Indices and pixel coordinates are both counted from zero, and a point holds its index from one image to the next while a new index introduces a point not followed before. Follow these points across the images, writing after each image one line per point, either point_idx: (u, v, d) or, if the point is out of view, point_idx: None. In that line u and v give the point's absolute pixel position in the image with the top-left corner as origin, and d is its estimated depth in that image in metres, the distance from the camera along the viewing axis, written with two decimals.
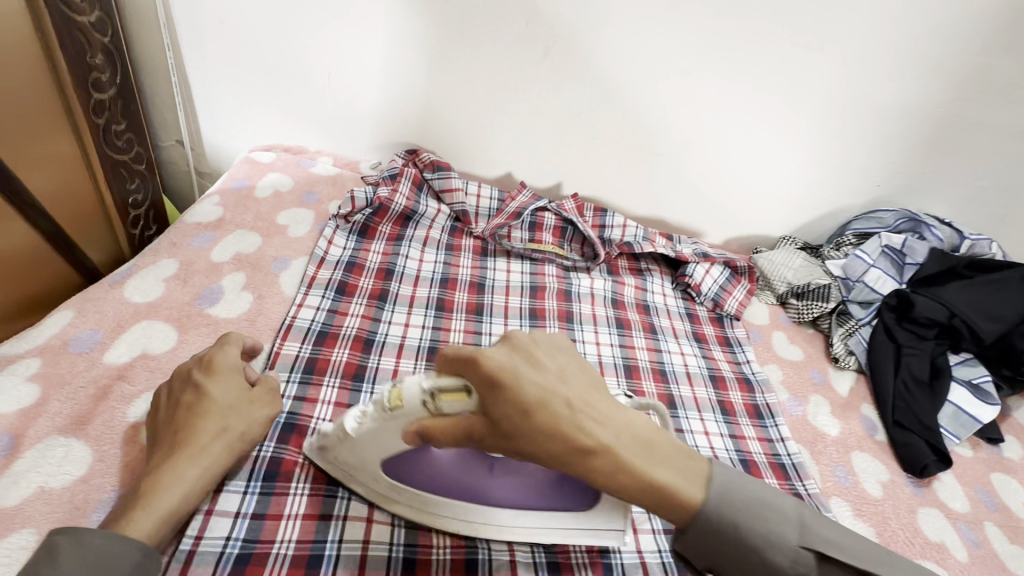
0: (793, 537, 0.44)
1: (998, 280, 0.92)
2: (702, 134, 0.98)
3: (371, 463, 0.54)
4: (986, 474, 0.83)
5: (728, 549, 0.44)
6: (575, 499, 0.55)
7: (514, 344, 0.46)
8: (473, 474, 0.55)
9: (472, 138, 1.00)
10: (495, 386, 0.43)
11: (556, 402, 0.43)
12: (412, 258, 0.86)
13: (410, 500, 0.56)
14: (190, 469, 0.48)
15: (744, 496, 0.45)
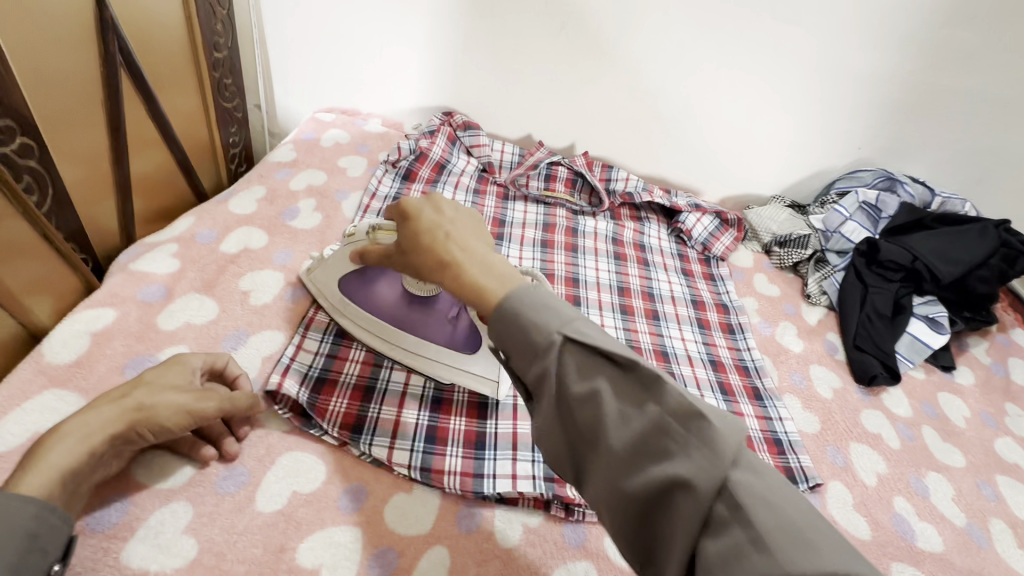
0: (555, 323, 0.43)
1: (959, 231, 1.04)
2: (700, 99, 1.12)
3: (333, 285, 0.72)
4: (933, 392, 0.95)
5: (508, 332, 0.45)
6: (467, 341, 0.68)
7: (432, 198, 0.56)
8: (399, 306, 0.69)
9: (499, 103, 1.18)
10: (402, 215, 0.55)
11: (437, 231, 0.52)
12: (445, 197, 1.05)
13: (350, 315, 0.71)
14: (70, 431, 0.48)
15: (530, 296, 0.46)
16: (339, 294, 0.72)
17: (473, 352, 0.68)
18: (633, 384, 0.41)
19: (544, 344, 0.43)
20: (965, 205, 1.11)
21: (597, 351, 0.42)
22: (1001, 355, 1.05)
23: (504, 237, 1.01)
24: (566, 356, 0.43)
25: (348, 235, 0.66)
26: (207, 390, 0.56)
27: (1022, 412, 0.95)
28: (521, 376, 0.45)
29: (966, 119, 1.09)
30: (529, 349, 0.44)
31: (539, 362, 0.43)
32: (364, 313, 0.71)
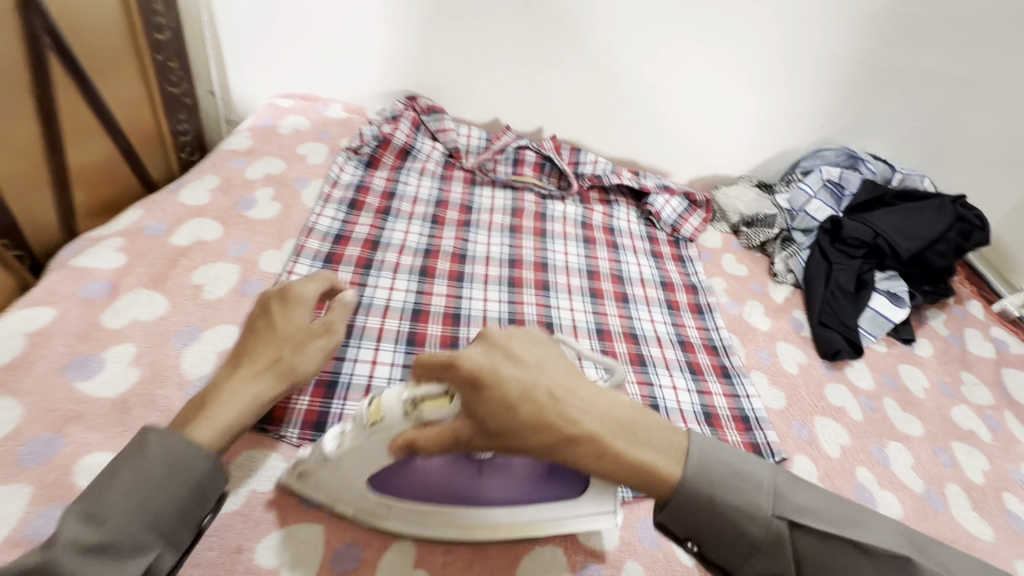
0: (767, 506, 0.46)
1: (917, 208, 1.07)
2: (667, 80, 1.11)
3: (356, 487, 0.55)
4: (894, 364, 0.98)
5: (712, 526, 0.46)
6: (561, 488, 0.57)
7: (489, 347, 0.46)
8: (462, 473, 0.57)
9: (464, 86, 1.15)
10: (475, 384, 0.44)
11: (538, 394, 0.45)
12: (411, 183, 1.03)
13: (400, 514, 0.56)
14: (231, 397, 0.54)
15: (721, 466, 0.47)
16: (373, 495, 0.56)
17: (580, 494, 0.57)
18: (866, 561, 0.45)
19: (761, 532, 0.46)
20: (923, 180, 1.14)
21: (821, 532, 0.45)
22: (958, 327, 1.08)
23: (471, 223, 0.99)
24: (795, 542, 0.46)
25: (371, 420, 0.51)
26: (328, 328, 0.62)
27: (977, 380, 0.99)
28: (745, 566, 0.47)
29: (924, 97, 1.11)
30: (748, 543, 0.46)
31: (762, 554, 0.46)
32: (416, 501, 0.57)
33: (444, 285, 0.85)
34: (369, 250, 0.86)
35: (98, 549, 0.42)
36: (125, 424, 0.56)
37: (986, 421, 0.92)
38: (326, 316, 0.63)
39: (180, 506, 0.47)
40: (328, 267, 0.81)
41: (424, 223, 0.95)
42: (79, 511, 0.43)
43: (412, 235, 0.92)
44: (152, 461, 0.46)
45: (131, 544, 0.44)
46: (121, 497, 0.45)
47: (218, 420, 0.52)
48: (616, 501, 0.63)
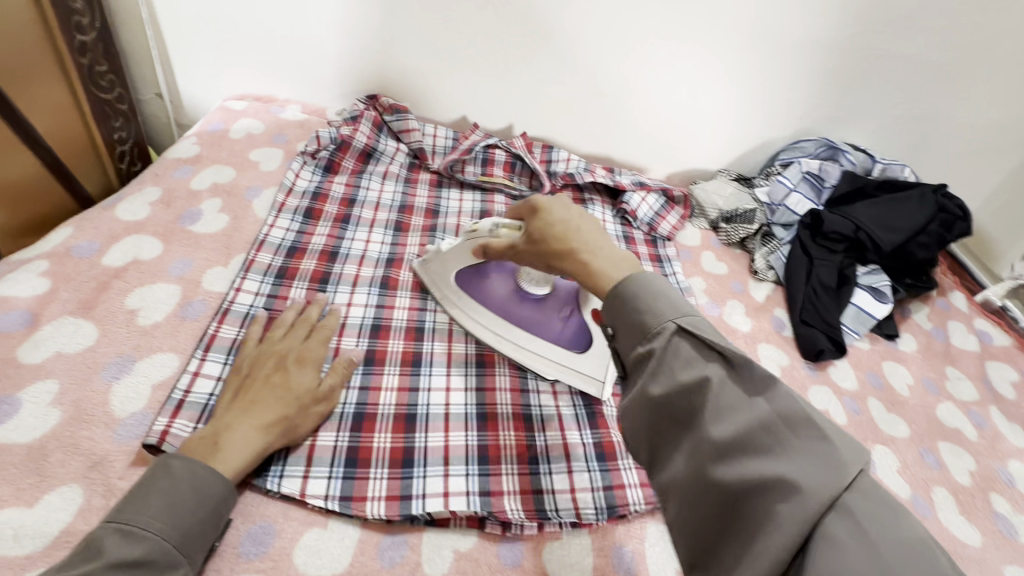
0: (671, 313, 0.44)
1: (898, 199, 1.04)
2: (639, 72, 1.07)
3: (446, 277, 0.76)
4: (878, 362, 0.95)
5: (617, 308, 0.47)
6: (579, 341, 0.72)
7: (561, 196, 0.58)
8: (511, 301, 0.74)
9: (428, 83, 1.09)
10: (535, 210, 0.58)
11: (567, 230, 0.54)
12: (373, 188, 0.97)
13: (460, 307, 0.76)
14: (240, 446, 0.54)
15: (651, 282, 0.46)
16: (452, 287, 0.76)
17: (581, 351, 0.72)
18: (738, 382, 0.41)
19: (654, 326, 0.44)
20: (904, 171, 1.10)
21: (706, 342, 0.42)
22: (942, 320, 1.06)
23: (437, 229, 0.94)
24: (675, 344, 0.43)
25: (471, 230, 0.68)
26: (329, 392, 0.62)
27: (962, 375, 0.97)
28: (626, 352, 0.46)
29: (903, 84, 1.07)
30: (638, 328, 0.45)
31: (645, 343, 0.44)
32: (478, 305, 0.75)
33: (407, 297, 0.80)
34: (325, 262, 0.81)
35: (134, 562, 0.44)
36: (40, 474, 0.51)
37: (971, 418, 0.90)
38: (330, 378, 0.63)
39: (206, 521, 0.49)
40: (279, 283, 0.75)
41: (386, 231, 0.90)
42: (114, 528, 0.45)
43: (373, 245, 0.86)
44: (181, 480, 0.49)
45: (163, 560, 0.45)
46: (154, 514, 0.47)
47: (226, 468, 0.52)
48: (589, 527, 0.60)
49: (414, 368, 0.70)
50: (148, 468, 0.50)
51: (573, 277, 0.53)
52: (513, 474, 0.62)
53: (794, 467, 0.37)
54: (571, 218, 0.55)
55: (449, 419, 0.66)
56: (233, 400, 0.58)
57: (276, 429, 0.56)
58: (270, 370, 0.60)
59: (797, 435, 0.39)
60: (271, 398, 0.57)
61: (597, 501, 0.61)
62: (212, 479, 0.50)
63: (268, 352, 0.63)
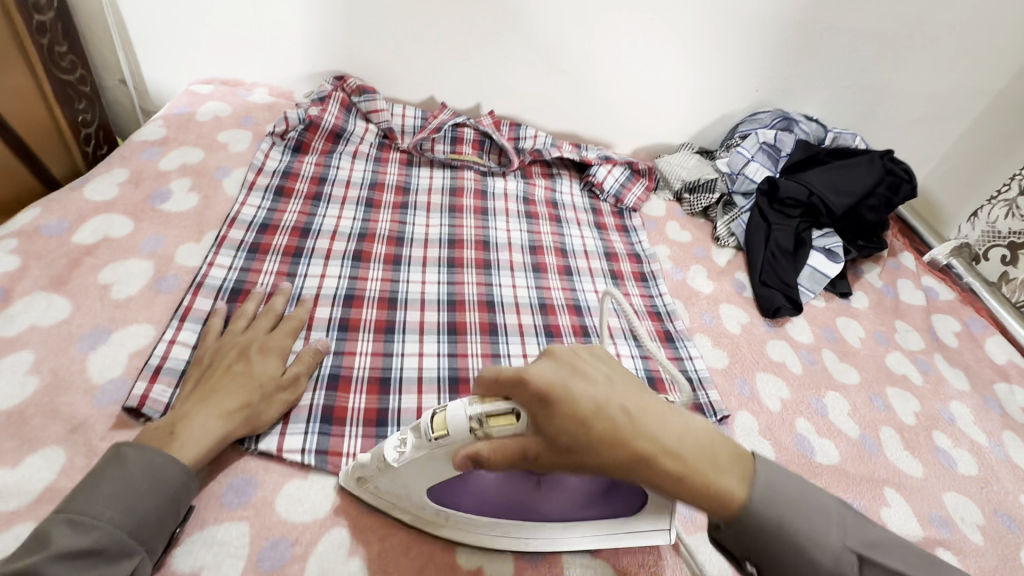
0: (837, 537, 0.44)
1: (848, 165, 1.10)
2: (600, 49, 1.10)
3: (415, 495, 0.53)
4: (832, 318, 1.01)
5: (779, 549, 0.44)
6: (621, 503, 0.55)
7: (562, 360, 0.46)
8: (523, 490, 0.55)
9: (395, 64, 1.11)
10: (543, 400, 0.43)
11: (611, 411, 0.44)
12: (343, 167, 0.99)
13: (457, 525, 0.55)
14: (199, 432, 0.54)
15: (786, 495, 0.45)
16: (431, 504, 0.54)
17: (633, 515, 0.55)
18: None
19: (829, 562, 0.43)
20: (855, 139, 1.16)
21: (886, 566, 0.43)
22: (892, 279, 1.12)
23: (409, 206, 0.96)
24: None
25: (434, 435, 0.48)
26: (294, 379, 0.63)
27: (909, 327, 1.03)
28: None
29: (851, 55, 1.13)
30: (810, 571, 0.43)
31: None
32: (478, 514, 0.55)
33: (379, 269, 0.82)
34: (298, 238, 0.82)
35: (83, 551, 0.44)
36: (22, 436, 0.53)
37: (917, 365, 0.96)
38: (295, 367, 0.64)
39: (162, 510, 0.49)
40: (252, 257, 0.77)
41: (357, 207, 0.91)
42: (63, 518, 0.45)
43: (344, 220, 0.88)
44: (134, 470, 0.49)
45: (115, 548, 0.46)
46: (105, 504, 0.47)
47: (186, 453, 0.52)
48: None
49: (387, 334, 0.73)
50: (103, 458, 0.50)
51: (645, 483, 0.44)
52: None
53: None
54: (611, 389, 0.45)
55: (422, 381, 0.69)
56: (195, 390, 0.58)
57: (238, 416, 0.56)
58: (231, 362, 0.60)
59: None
60: (230, 389, 0.57)
61: None
62: (169, 463, 0.51)
63: (230, 344, 0.63)
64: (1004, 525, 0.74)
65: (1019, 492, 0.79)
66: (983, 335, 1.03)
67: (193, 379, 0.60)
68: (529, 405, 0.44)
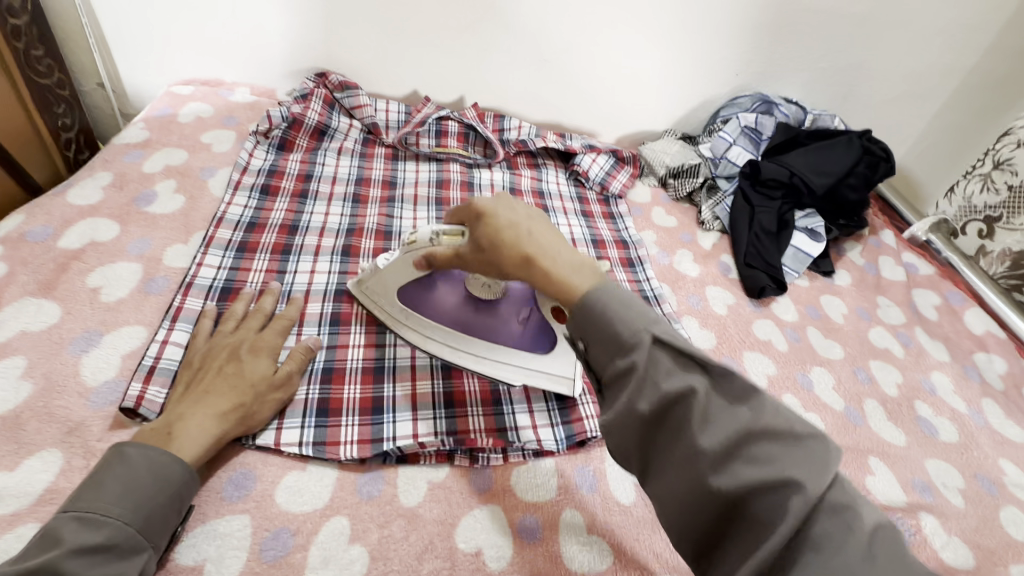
0: (643, 323, 0.45)
1: (828, 145, 1.11)
2: (581, 38, 1.10)
3: (390, 296, 0.70)
4: (816, 296, 1.03)
5: (593, 325, 0.47)
6: (543, 342, 0.68)
7: (501, 198, 0.57)
8: (465, 310, 0.68)
9: (377, 59, 1.10)
10: (478, 216, 0.56)
11: (519, 230, 0.53)
12: (329, 164, 0.99)
13: (412, 323, 0.71)
14: (193, 434, 0.54)
15: (612, 292, 0.48)
16: (398, 305, 0.71)
17: (547, 352, 0.68)
18: (720, 392, 0.42)
19: (628, 334, 0.44)
20: (834, 120, 1.18)
21: (682, 352, 0.43)
22: (874, 256, 1.15)
23: (396, 200, 0.96)
24: (656, 359, 0.43)
25: (408, 242, 0.64)
26: (287, 377, 0.62)
27: (891, 303, 1.06)
28: (603, 365, 0.46)
29: (828, 37, 1.14)
30: (614, 342, 0.45)
31: (623, 356, 0.44)
32: (430, 320, 0.70)
33: (369, 263, 0.83)
34: (286, 235, 0.83)
35: (96, 547, 0.45)
36: (18, 442, 0.54)
37: (899, 338, 0.99)
38: (287, 365, 0.63)
39: (168, 506, 0.50)
40: (241, 256, 0.77)
41: (345, 203, 0.92)
42: (71, 517, 0.45)
43: (332, 217, 0.89)
44: (138, 465, 0.50)
45: (127, 543, 0.46)
46: (112, 501, 0.48)
47: (183, 456, 0.52)
48: (551, 455, 0.65)
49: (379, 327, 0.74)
50: (104, 457, 0.50)
51: (534, 284, 0.53)
52: (479, 414, 0.66)
53: (789, 464, 0.38)
54: (520, 216, 0.55)
55: (415, 370, 0.70)
56: (186, 393, 0.58)
57: (232, 416, 0.56)
58: (222, 362, 0.60)
59: (787, 440, 0.39)
60: (223, 392, 0.57)
61: (557, 434, 0.66)
62: (169, 464, 0.51)
63: (219, 346, 0.62)
64: (983, 488, 0.77)
65: (998, 457, 0.82)
66: (963, 307, 1.06)
67: (185, 380, 0.59)
68: (468, 218, 0.58)
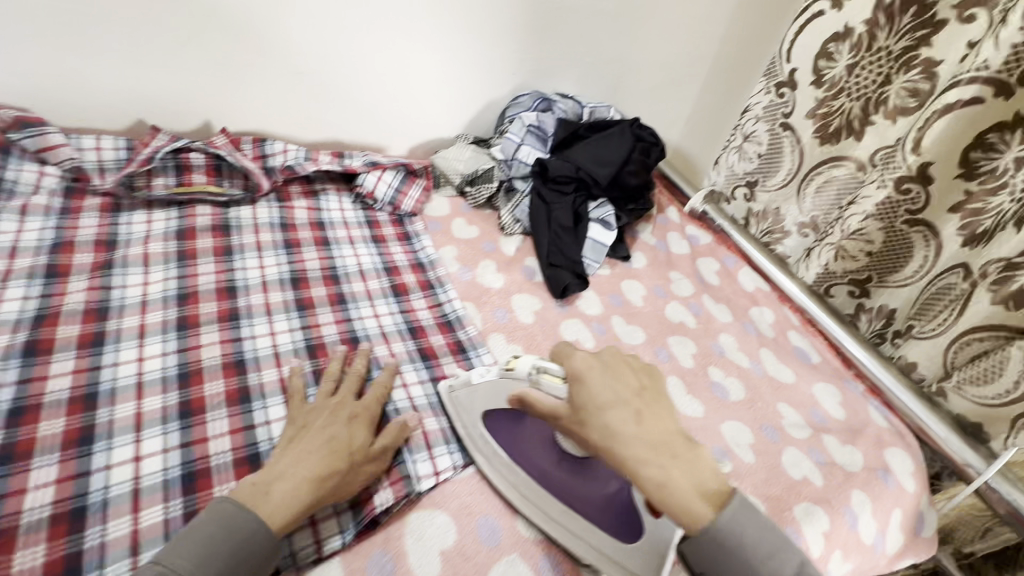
0: (791, 574, 0.50)
1: (604, 136, 1.16)
2: (338, 46, 1.00)
3: (477, 416, 0.73)
4: (617, 283, 1.07)
5: (729, 566, 0.50)
6: (627, 528, 0.66)
7: (611, 361, 0.60)
8: (554, 458, 0.71)
9: (69, 83, 0.89)
10: (580, 378, 0.59)
11: (620, 411, 0.55)
12: (4, 230, 0.77)
13: (488, 454, 0.72)
14: (289, 497, 0.58)
15: (749, 523, 0.51)
16: (481, 429, 0.73)
17: (630, 542, 0.65)
18: None
19: None
20: (608, 111, 1.24)
21: None
22: (662, 234, 1.23)
23: (114, 264, 0.79)
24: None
25: (507, 366, 0.67)
26: (381, 450, 0.66)
27: (682, 276, 1.14)
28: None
29: (587, 34, 1.18)
30: None
31: None
32: (511, 458, 0.72)
33: (70, 357, 0.69)
34: None
35: None
36: None
37: (691, 309, 1.07)
38: (383, 440, 0.67)
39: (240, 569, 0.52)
40: None
41: (31, 280, 0.74)
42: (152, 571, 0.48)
43: (10, 303, 0.71)
44: (224, 530, 0.53)
45: None
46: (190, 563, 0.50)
47: (271, 514, 0.56)
48: (339, 553, 0.62)
49: (80, 446, 0.62)
50: (207, 508, 0.55)
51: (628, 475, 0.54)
52: None
53: None
54: (615, 393, 0.57)
55: (138, 495, 0.60)
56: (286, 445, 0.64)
57: (326, 483, 0.60)
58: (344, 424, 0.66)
59: None
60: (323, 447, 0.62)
61: (342, 522, 0.63)
62: (262, 527, 0.55)
63: (325, 408, 0.68)
64: (767, 437, 0.85)
65: (776, 402, 0.92)
66: (736, 269, 1.18)
67: (298, 432, 0.65)
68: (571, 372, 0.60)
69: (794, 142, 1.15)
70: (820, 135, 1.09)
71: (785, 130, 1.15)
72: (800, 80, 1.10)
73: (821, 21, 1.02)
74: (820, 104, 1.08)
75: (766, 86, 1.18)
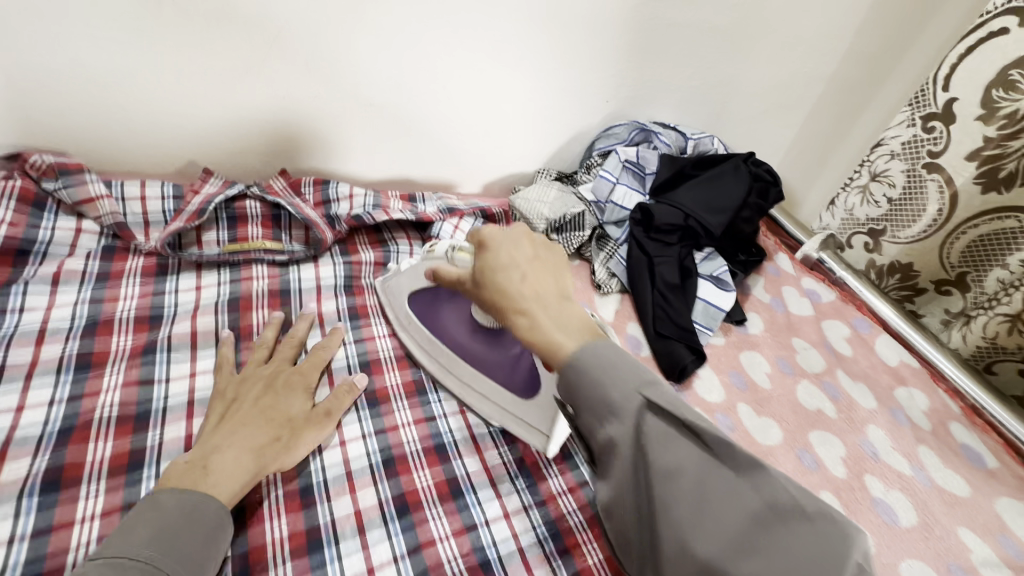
0: (636, 391, 0.42)
1: (715, 173, 0.98)
2: (412, 73, 0.86)
3: (403, 303, 0.76)
4: (737, 356, 0.90)
5: (582, 392, 0.44)
6: (527, 387, 0.69)
7: (514, 231, 0.55)
8: (463, 331, 0.72)
9: (112, 125, 0.78)
10: (479, 244, 0.55)
11: (513, 278, 0.51)
12: (34, 307, 0.68)
13: (414, 331, 0.75)
14: (230, 467, 0.55)
15: (601, 353, 0.45)
16: (405, 310, 0.76)
17: (529, 399, 0.69)
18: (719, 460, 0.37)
19: (618, 406, 0.42)
20: (714, 143, 1.06)
21: (676, 422, 0.40)
22: (777, 289, 1.04)
23: (157, 348, 0.68)
24: (646, 424, 0.41)
25: (428, 250, 0.71)
26: (325, 413, 0.64)
27: (808, 345, 0.95)
28: (593, 432, 0.44)
29: (698, 54, 1.00)
30: (607, 410, 0.42)
31: (608, 425, 0.42)
32: (427, 333, 0.74)
33: (98, 493, 0.56)
34: None
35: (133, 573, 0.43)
36: None
37: (827, 390, 0.88)
38: (326, 403, 0.65)
39: (202, 548, 0.49)
40: None
41: (61, 376, 0.63)
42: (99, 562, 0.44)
43: (31, 413, 0.60)
44: (170, 512, 0.49)
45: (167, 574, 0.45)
46: (143, 544, 0.46)
47: (221, 489, 0.53)
48: None
49: None
50: (138, 506, 0.50)
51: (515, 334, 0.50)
52: None
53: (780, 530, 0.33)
54: (515, 259, 0.53)
55: None
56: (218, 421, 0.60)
57: (267, 450, 0.58)
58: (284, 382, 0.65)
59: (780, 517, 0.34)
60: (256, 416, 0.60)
61: None
62: (201, 500, 0.51)
63: (253, 377, 0.65)
64: None
65: (957, 527, 0.73)
66: (873, 336, 0.96)
67: (231, 389, 0.63)
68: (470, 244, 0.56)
69: (942, 186, 0.90)
70: (984, 180, 0.86)
71: (930, 172, 0.91)
72: (960, 112, 0.84)
73: (1002, 41, 0.76)
74: (989, 144, 0.82)
75: (909, 117, 0.91)
